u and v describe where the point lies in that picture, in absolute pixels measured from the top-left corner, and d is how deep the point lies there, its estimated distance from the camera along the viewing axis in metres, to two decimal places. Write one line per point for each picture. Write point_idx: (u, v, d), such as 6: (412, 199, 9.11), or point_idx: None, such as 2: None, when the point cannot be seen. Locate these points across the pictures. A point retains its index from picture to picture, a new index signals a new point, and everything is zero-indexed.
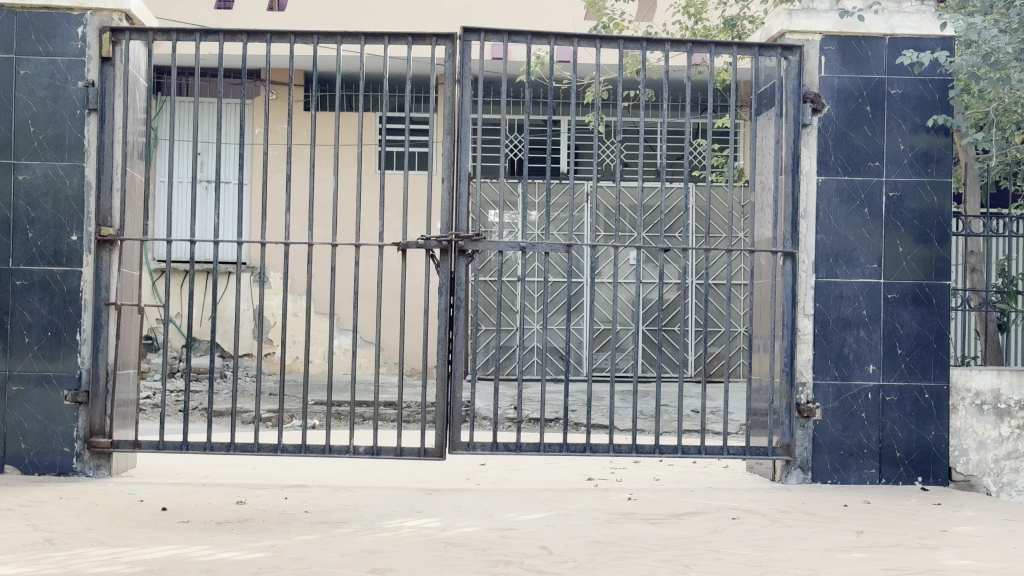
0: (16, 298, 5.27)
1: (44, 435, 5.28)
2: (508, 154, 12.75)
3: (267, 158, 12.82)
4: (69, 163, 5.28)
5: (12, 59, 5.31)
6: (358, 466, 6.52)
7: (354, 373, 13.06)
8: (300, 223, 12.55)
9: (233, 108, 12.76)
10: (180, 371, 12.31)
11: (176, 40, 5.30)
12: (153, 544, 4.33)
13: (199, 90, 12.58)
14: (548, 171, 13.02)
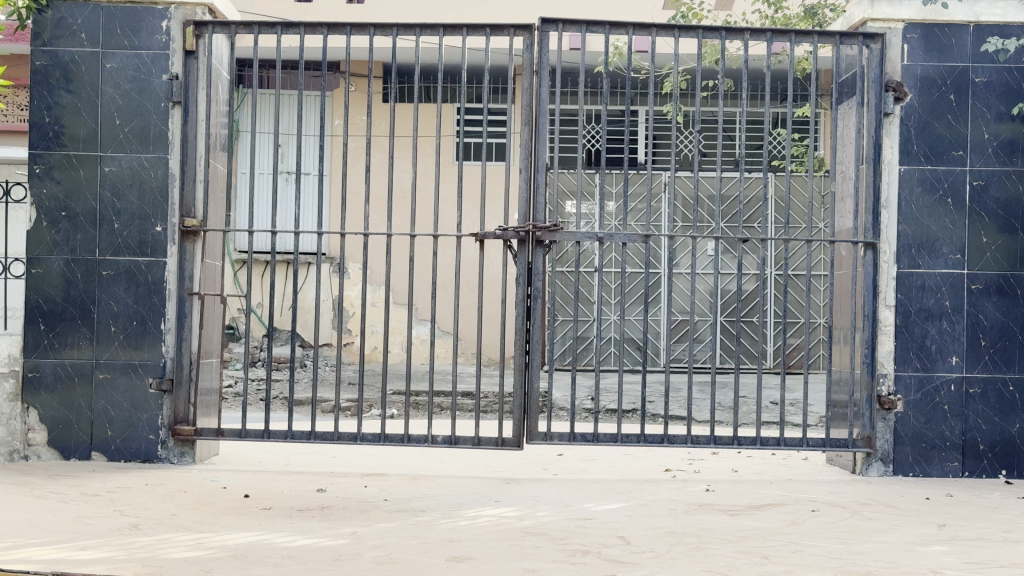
0: (102, 287, 5.38)
1: (130, 423, 5.38)
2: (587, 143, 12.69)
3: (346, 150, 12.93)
4: (154, 154, 5.37)
5: (98, 53, 5.39)
6: (437, 453, 6.50)
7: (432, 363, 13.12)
8: (378, 213, 12.65)
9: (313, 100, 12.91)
10: (261, 361, 12.45)
11: (259, 32, 5.38)
12: (237, 531, 4.64)
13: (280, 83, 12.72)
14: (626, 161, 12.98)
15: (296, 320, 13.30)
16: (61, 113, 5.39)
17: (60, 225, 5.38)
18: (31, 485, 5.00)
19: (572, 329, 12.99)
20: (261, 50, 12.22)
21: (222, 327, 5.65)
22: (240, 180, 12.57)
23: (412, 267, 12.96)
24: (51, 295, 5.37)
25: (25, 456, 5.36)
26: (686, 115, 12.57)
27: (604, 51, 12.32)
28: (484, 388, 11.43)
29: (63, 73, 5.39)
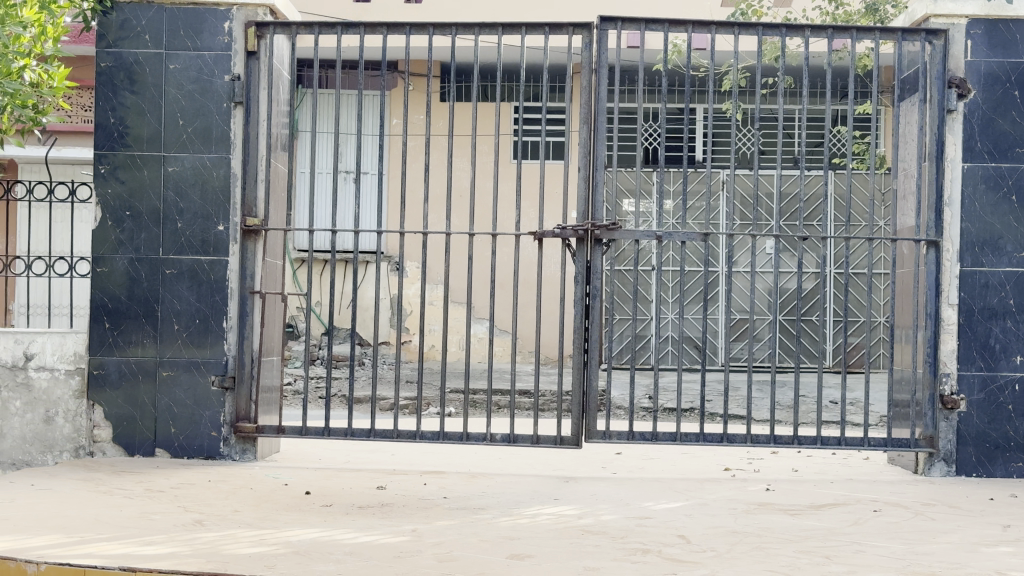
0: (165, 286, 5.44)
1: (193, 420, 5.44)
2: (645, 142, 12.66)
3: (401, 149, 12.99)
4: (216, 154, 5.43)
5: (162, 54, 5.45)
6: (496, 451, 6.51)
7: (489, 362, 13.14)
8: (434, 212, 12.69)
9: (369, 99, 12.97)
10: (320, 359, 12.53)
11: (320, 32, 5.42)
12: (299, 527, 4.68)
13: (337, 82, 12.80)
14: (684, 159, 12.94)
15: (355, 318, 13.36)
16: (126, 114, 5.46)
17: (124, 225, 5.46)
18: (97, 481, 5.07)
19: (630, 328, 12.97)
20: (320, 51, 12.31)
21: (283, 325, 5.70)
22: (299, 180, 12.67)
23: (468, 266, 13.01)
24: (116, 294, 5.45)
25: (91, 452, 5.45)
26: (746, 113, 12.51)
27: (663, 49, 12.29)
28: (542, 387, 11.43)
29: (127, 74, 5.46)
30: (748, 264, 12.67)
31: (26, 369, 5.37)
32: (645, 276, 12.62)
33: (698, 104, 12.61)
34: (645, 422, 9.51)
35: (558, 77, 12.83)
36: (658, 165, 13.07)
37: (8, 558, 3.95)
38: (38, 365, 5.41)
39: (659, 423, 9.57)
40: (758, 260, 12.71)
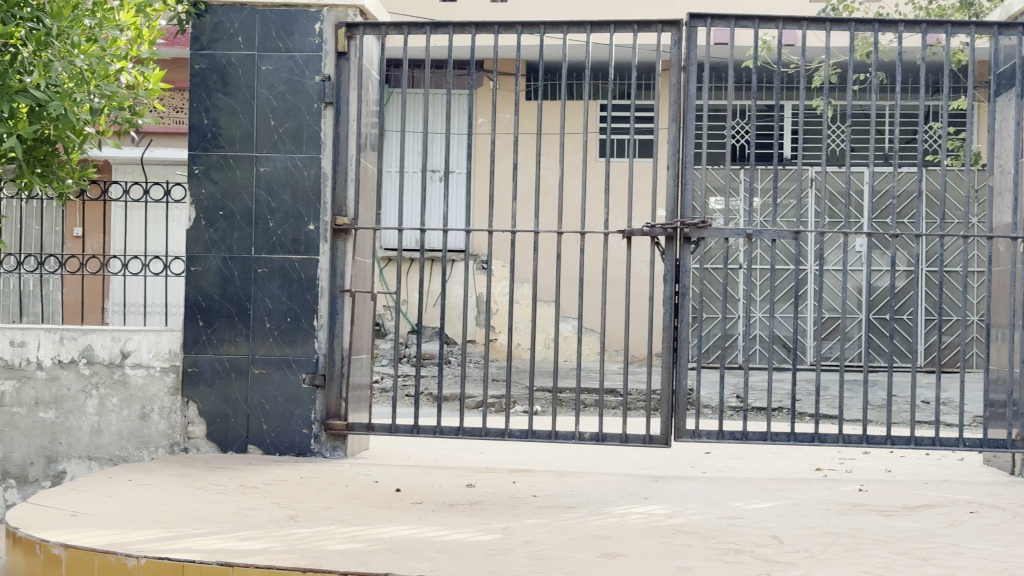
0: (257, 284, 5.50)
1: (284, 417, 5.48)
2: (735, 139, 12.57)
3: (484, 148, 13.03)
4: (307, 155, 5.48)
5: (254, 56, 5.51)
6: (586, 450, 6.50)
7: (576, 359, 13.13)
8: (517, 210, 12.71)
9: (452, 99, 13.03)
10: (408, 357, 12.59)
11: (409, 32, 5.45)
12: (391, 524, 4.71)
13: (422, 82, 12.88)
14: (774, 157, 12.83)
15: (444, 315, 13.40)
16: (220, 115, 5.53)
17: (217, 224, 5.53)
18: (192, 477, 5.15)
19: (717, 327, 12.89)
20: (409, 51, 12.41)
21: (373, 324, 5.75)
22: (385, 180, 12.77)
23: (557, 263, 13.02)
24: (209, 293, 5.52)
25: (185, 448, 5.53)
26: (838, 109, 12.38)
27: (753, 45, 12.19)
28: (630, 386, 11.40)
29: (220, 76, 5.53)
30: (839, 262, 12.54)
31: (123, 366, 5.55)
32: (733, 275, 12.54)
33: (786, 101, 12.51)
34: (737, 422, 9.45)
35: (648, 75, 12.79)
36: (747, 162, 12.97)
37: (108, 553, 3.94)
38: (134, 362, 5.55)
39: (750, 422, 9.50)
40: (849, 258, 12.57)
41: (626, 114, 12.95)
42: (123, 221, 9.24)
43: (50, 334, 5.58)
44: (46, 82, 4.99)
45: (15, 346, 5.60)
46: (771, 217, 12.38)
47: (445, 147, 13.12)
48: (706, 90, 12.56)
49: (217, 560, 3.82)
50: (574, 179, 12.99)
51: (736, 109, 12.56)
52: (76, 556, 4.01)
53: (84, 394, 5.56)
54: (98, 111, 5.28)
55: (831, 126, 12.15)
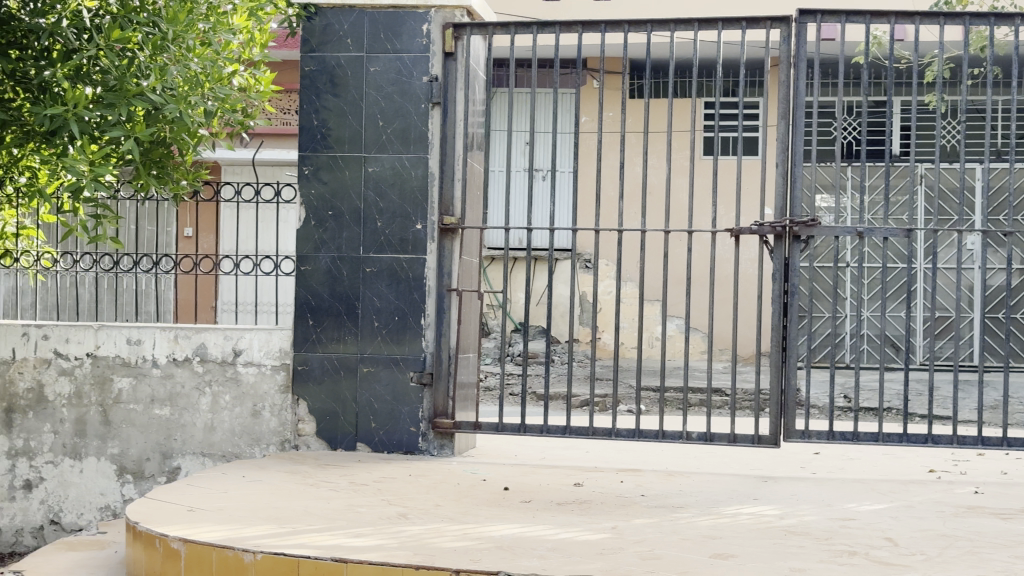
0: (366, 284, 5.54)
1: (392, 416, 5.51)
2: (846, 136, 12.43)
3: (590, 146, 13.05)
4: (414, 155, 5.50)
5: (363, 57, 5.55)
6: (694, 450, 6.47)
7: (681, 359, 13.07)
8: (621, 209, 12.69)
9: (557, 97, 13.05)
10: (512, 355, 12.61)
11: (515, 32, 5.46)
12: (500, 522, 4.73)
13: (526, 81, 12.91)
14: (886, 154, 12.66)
15: (549, 314, 13.41)
16: (329, 116, 5.59)
17: (327, 224, 5.59)
18: (303, 474, 5.22)
19: (827, 325, 12.73)
20: (514, 50, 12.45)
21: (479, 325, 5.78)
22: (490, 179, 12.81)
23: (666, 262, 12.99)
24: (319, 292, 5.59)
25: (296, 446, 5.60)
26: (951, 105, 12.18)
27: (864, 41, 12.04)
28: (736, 385, 11.31)
29: (328, 78, 5.59)
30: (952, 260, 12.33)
31: (235, 364, 5.65)
32: (842, 273, 12.40)
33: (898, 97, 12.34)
34: (849, 423, 9.34)
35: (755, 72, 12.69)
36: (858, 159, 12.81)
37: (226, 548, 3.96)
38: (246, 360, 5.64)
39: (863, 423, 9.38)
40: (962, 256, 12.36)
41: (734, 112, 12.86)
42: (235, 221, 9.39)
43: (165, 332, 5.67)
44: (162, 85, 5.12)
45: (131, 345, 5.69)
46: (882, 214, 12.22)
47: (550, 145, 13.13)
48: (816, 86, 12.43)
49: (332, 556, 3.81)
50: (678, 176, 12.93)
51: (847, 105, 12.41)
52: (194, 551, 4.05)
53: (197, 391, 5.65)
54: (212, 113, 5.39)
55: (945, 122, 11.95)
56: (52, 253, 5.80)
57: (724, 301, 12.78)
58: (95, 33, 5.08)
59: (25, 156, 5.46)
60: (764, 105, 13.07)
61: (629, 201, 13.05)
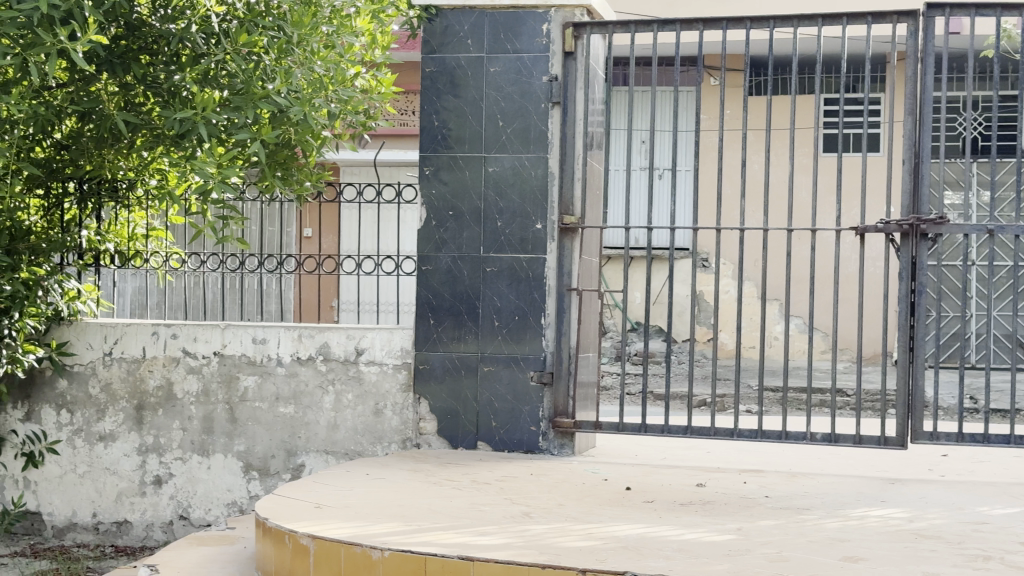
0: (487, 284, 5.56)
1: (513, 415, 5.52)
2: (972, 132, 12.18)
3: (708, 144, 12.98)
4: (535, 155, 5.49)
5: (483, 58, 5.56)
6: (819, 450, 6.39)
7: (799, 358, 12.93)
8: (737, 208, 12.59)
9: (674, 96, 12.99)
10: (628, 355, 12.57)
11: (636, 31, 5.42)
12: (624, 522, 4.71)
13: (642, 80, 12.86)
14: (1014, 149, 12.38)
15: (665, 314, 13.33)
16: (449, 117, 5.62)
17: (448, 225, 5.63)
18: (426, 472, 5.25)
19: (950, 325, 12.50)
20: (632, 49, 12.42)
21: (599, 324, 5.77)
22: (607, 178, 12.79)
23: (781, 262, 12.85)
24: (440, 292, 5.62)
25: (417, 444, 5.64)
26: None
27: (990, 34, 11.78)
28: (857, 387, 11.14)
29: (449, 78, 5.61)
30: None
31: (357, 363, 5.70)
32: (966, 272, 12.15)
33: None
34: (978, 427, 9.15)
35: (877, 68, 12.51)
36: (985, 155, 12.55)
37: (354, 544, 3.97)
38: (368, 359, 5.69)
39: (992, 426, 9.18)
40: None
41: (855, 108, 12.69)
42: (357, 222, 9.50)
43: (289, 332, 5.75)
44: (287, 88, 5.19)
45: (257, 344, 5.78)
46: (1009, 211, 11.95)
47: (666, 143, 13.07)
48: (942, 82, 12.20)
49: (458, 553, 3.78)
50: (795, 174, 12.78)
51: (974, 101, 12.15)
52: (323, 547, 4.06)
53: (321, 390, 5.72)
54: (335, 114, 5.46)
55: None
56: (181, 254, 5.97)
57: (842, 300, 12.61)
58: (222, 38, 5.21)
59: (158, 159, 5.66)
60: (885, 101, 12.87)
61: (746, 200, 12.95)
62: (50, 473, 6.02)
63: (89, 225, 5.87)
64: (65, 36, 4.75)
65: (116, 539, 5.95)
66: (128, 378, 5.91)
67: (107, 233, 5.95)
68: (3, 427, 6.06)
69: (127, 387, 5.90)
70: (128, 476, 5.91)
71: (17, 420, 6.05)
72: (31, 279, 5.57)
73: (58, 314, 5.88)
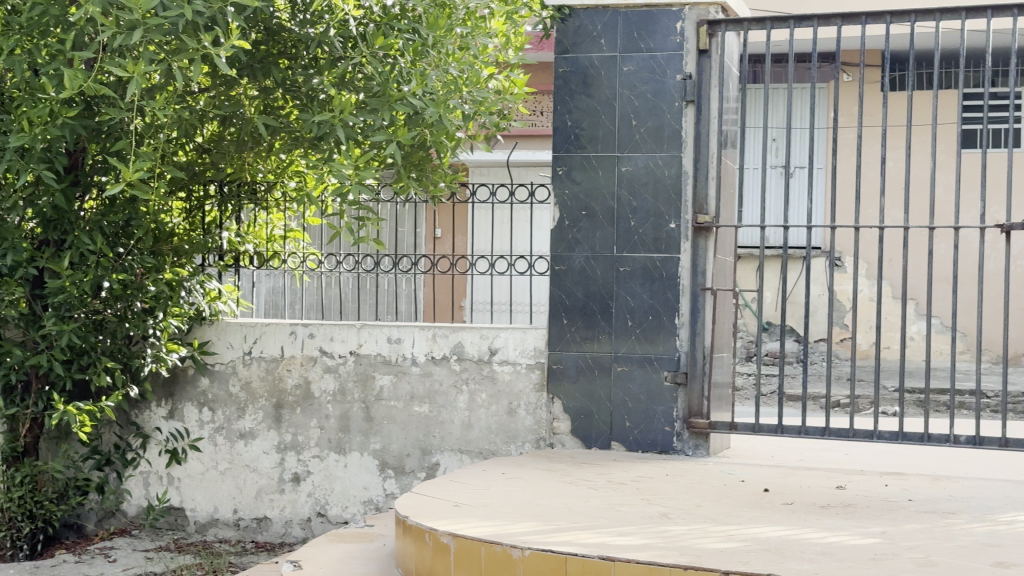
0: (620, 283, 5.52)
1: (646, 415, 5.48)
2: None
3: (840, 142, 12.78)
4: (668, 154, 5.44)
5: (617, 57, 5.52)
6: (962, 453, 6.24)
7: (933, 360, 12.67)
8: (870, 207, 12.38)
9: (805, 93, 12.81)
10: (756, 356, 12.40)
11: (773, 27, 5.30)
12: (764, 524, 4.65)
13: (772, 77, 12.71)
14: None
15: (794, 314, 13.13)
16: (581, 116, 5.59)
17: (581, 224, 5.59)
18: (561, 472, 5.25)
19: None
20: (764, 46, 12.28)
21: (734, 324, 5.71)
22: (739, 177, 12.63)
23: (909, 262, 12.60)
24: (573, 291, 5.60)
25: (551, 443, 5.64)
26: None
27: None
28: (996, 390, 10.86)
29: (582, 78, 5.59)
30: None
31: (491, 363, 5.73)
32: None
33: None
34: None
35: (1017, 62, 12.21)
36: None
37: (495, 543, 3.91)
38: (502, 359, 5.72)
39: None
40: None
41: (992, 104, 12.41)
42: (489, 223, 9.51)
43: (424, 331, 5.80)
44: (423, 90, 5.23)
45: (392, 343, 5.84)
46: None
47: (799, 141, 12.89)
48: None
49: (600, 554, 3.67)
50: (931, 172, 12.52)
51: None
52: (463, 545, 4.01)
53: (455, 389, 5.76)
54: (470, 115, 5.46)
55: None
56: (317, 255, 6.04)
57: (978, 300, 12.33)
58: (360, 40, 5.26)
59: (296, 159, 5.80)
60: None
61: (878, 198, 12.73)
62: (193, 470, 6.10)
63: (229, 227, 5.99)
64: (209, 42, 4.86)
65: (256, 535, 6.04)
66: (267, 377, 6.00)
67: (246, 235, 6.07)
68: (145, 424, 6.14)
69: (266, 385, 6.00)
70: (267, 473, 6.01)
71: (160, 417, 6.14)
72: (174, 280, 5.62)
73: (199, 316, 5.94)
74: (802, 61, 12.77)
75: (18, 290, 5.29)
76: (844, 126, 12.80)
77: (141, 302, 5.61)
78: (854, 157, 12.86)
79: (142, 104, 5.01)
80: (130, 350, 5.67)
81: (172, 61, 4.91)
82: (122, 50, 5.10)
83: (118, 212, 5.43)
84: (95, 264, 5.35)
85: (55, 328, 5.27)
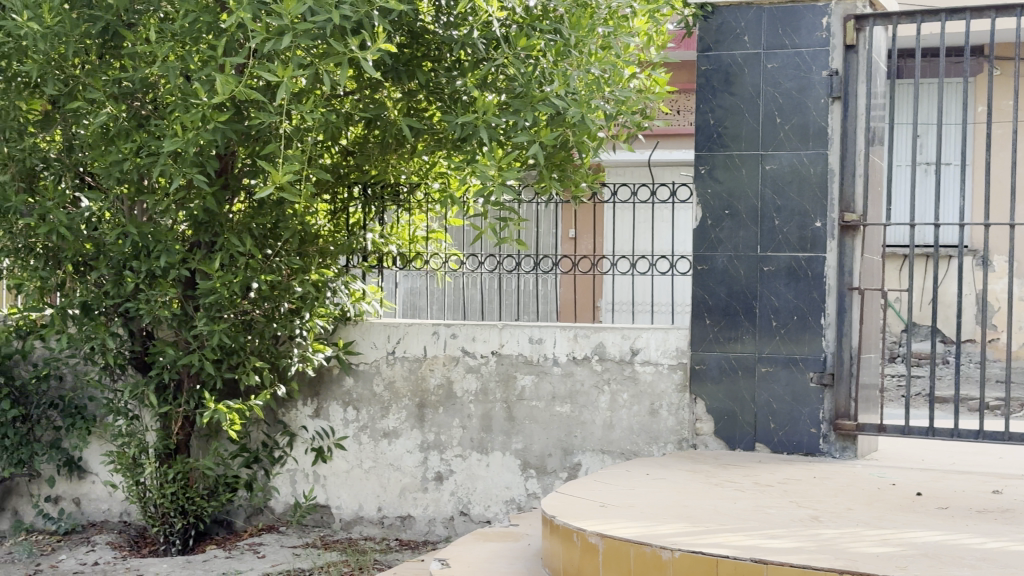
0: (764, 283, 5.41)
1: (792, 416, 5.36)
2: None
3: (989, 137, 12.37)
4: (814, 152, 5.31)
5: (760, 54, 5.42)
6: None
7: None
8: None
9: (954, 87, 12.41)
10: (901, 356, 11.98)
11: (923, 20, 5.18)
12: (919, 528, 4.53)
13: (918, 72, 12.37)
14: None
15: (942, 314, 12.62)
16: (724, 115, 5.51)
17: (723, 223, 5.51)
18: (706, 473, 5.18)
19: None
20: (910, 39, 11.96)
21: (884, 327, 5.57)
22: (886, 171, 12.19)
23: None
24: (716, 291, 5.52)
25: (694, 445, 5.58)
26: None
27: None
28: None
29: (724, 76, 5.51)
30: None
31: (632, 363, 5.72)
32: None
33: None
34: None
35: None
36: None
37: (644, 544, 3.68)
38: (643, 359, 5.70)
39: None
40: None
41: None
42: (631, 224, 9.39)
43: (565, 331, 5.82)
44: (566, 90, 5.19)
45: (533, 343, 5.87)
46: None
47: (947, 137, 12.48)
48: None
49: (752, 556, 3.45)
50: None
51: None
52: (614, 545, 3.77)
53: (596, 389, 5.77)
54: (611, 115, 5.45)
55: None
56: (459, 255, 6.09)
57: None
58: (503, 43, 5.26)
59: (438, 161, 5.89)
60: None
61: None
62: (338, 468, 6.22)
63: (374, 227, 6.06)
64: (355, 46, 4.85)
65: (400, 533, 6.11)
66: (410, 377, 6.09)
67: (390, 236, 6.14)
68: (292, 423, 6.25)
69: (409, 384, 6.09)
70: (411, 472, 6.09)
71: (306, 416, 6.25)
72: (320, 281, 5.74)
73: (345, 316, 6.12)
74: (954, 55, 12.39)
75: (172, 290, 5.43)
76: (991, 121, 12.42)
77: (288, 303, 5.72)
78: (1003, 153, 12.45)
79: (292, 108, 5.07)
80: (278, 349, 5.81)
81: (321, 64, 4.93)
82: (271, 55, 5.16)
83: (266, 214, 5.48)
84: (245, 265, 5.46)
85: (207, 327, 5.38)
